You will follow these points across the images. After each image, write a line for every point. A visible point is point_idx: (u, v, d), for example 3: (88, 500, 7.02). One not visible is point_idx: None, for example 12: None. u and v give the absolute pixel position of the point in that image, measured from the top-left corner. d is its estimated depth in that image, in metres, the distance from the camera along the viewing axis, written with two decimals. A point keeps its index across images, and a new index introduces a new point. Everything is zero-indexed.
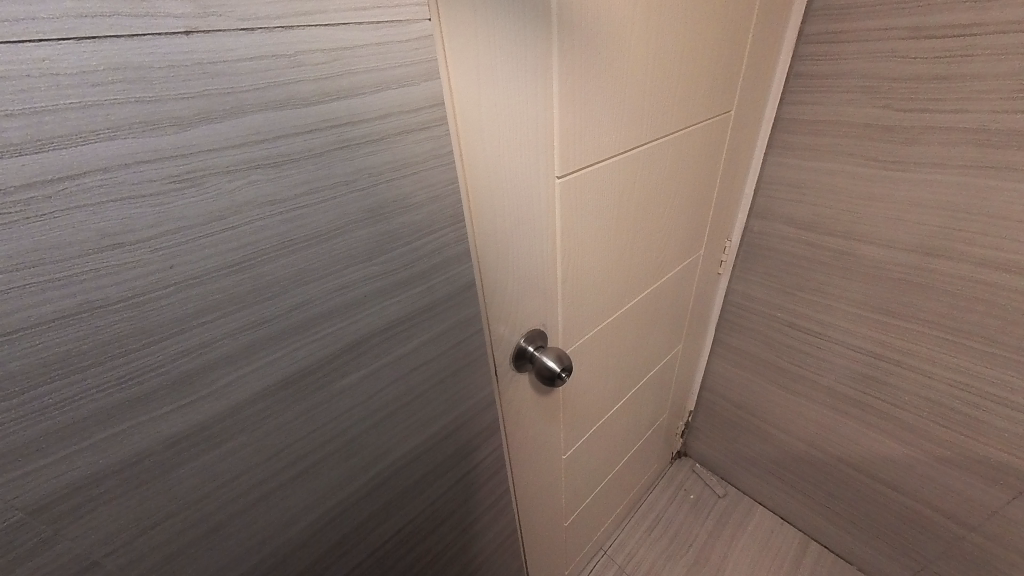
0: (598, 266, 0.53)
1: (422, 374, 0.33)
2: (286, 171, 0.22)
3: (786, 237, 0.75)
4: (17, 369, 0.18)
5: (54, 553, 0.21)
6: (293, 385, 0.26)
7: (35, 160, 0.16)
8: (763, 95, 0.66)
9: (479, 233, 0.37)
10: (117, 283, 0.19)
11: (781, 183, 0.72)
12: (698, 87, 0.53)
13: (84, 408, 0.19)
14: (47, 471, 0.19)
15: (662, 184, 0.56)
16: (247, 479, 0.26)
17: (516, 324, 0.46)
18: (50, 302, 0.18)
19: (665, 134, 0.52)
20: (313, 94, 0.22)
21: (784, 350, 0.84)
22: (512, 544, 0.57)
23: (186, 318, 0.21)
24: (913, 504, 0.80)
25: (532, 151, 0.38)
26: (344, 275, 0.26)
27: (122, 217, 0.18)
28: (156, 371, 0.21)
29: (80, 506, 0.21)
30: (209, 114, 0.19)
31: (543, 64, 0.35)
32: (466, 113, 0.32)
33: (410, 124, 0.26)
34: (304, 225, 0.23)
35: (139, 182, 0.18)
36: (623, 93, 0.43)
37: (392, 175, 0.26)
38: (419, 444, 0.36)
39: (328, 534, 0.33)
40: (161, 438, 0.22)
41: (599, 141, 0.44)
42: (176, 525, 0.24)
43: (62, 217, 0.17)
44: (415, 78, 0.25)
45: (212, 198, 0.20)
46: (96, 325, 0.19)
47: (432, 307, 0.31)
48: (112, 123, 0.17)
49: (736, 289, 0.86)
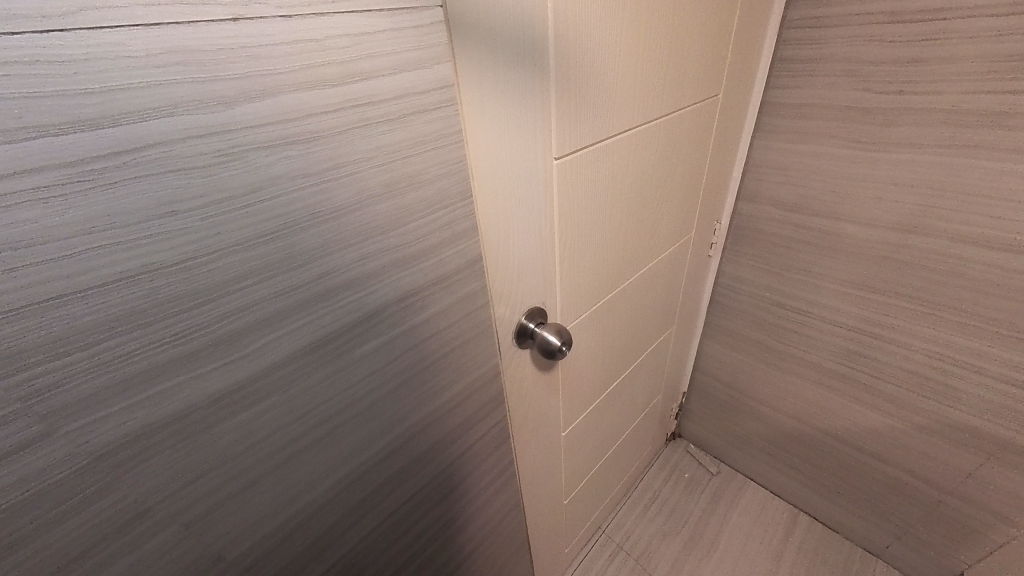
0: (594, 248, 0.55)
1: (434, 343, 0.36)
2: (315, 148, 0.24)
3: (772, 218, 0.78)
4: (89, 324, 0.20)
5: (114, 498, 0.23)
6: (319, 348, 0.28)
7: (106, 134, 0.18)
8: (749, 80, 0.68)
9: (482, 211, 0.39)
10: (171, 248, 0.21)
11: (767, 166, 0.75)
12: (687, 73, 0.55)
13: (142, 361, 0.22)
14: (111, 420, 0.21)
15: (654, 167, 0.58)
16: (279, 437, 0.29)
17: (518, 301, 0.48)
18: (116, 264, 0.20)
19: (657, 118, 0.54)
20: (338, 76, 0.24)
21: (772, 328, 0.88)
22: (516, 515, 0.60)
23: (229, 283, 0.23)
24: (894, 471, 0.85)
25: (532, 133, 0.40)
26: (365, 246, 0.28)
27: (176, 187, 0.20)
28: (203, 331, 0.23)
29: (137, 455, 0.23)
30: (250, 93, 0.21)
31: (543, 50, 0.38)
32: (471, 96, 0.34)
33: (423, 105, 0.28)
34: (330, 199, 0.26)
35: (191, 155, 0.20)
36: (617, 76, 0.46)
37: (406, 152, 0.28)
38: (431, 412, 0.39)
39: (349, 496, 0.35)
40: (206, 394, 0.24)
41: (595, 125, 0.46)
42: (218, 477, 0.26)
43: (126, 186, 0.19)
44: (427, 62, 0.27)
45: (252, 171, 0.22)
46: (153, 286, 0.21)
47: (443, 279, 0.34)
48: (169, 102, 0.19)
49: (725, 270, 0.89)
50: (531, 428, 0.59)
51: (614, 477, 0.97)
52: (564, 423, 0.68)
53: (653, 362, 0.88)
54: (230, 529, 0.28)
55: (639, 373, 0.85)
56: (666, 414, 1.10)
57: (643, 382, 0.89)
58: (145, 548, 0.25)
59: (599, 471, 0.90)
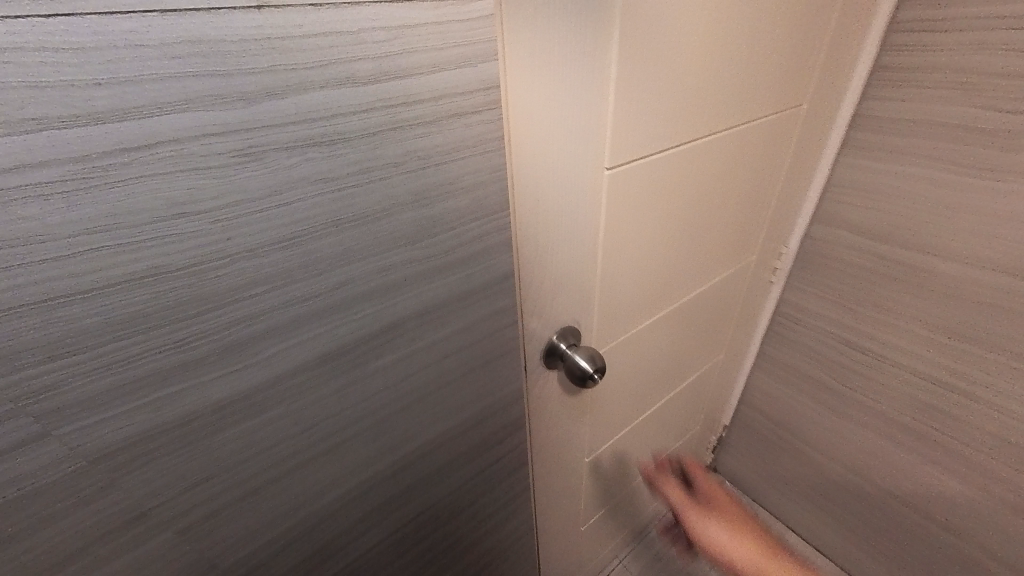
0: (639, 267, 0.51)
1: (454, 361, 0.33)
2: (341, 150, 0.22)
3: (850, 247, 0.69)
4: (90, 327, 0.19)
5: (112, 498, 0.22)
6: (331, 361, 0.27)
7: (116, 129, 0.17)
8: (840, 89, 0.60)
9: (520, 223, 0.36)
10: (180, 251, 0.20)
11: (851, 187, 0.66)
12: (768, 79, 0.49)
13: (145, 366, 0.21)
14: (110, 423, 0.21)
15: (717, 182, 0.53)
16: (284, 448, 0.27)
17: (550, 317, 0.45)
18: (121, 265, 0.19)
19: (727, 127, 0.48)
20: (373, 72, 0.21)
21: (836, 368, 0.78)
22: (529, 537, 0.57)
23: (240, 289, 0.22)
24: (971, 550, 0.73)
25: (582, 140, 0.36)
26: (387, 257, 0.26)
27: (188, 187, 0.19)
28: (210, 338, 0.22)
29: (136, 458, 0.22)
30: (273, 89, 0.19)
31: (603, 49, 0.34)
32: (519, 97, 0.31)
33: (463, 107, 0.25)
34: (354, 205, 0.24)
35: (206, 154, 0.19)
36: (685, 80, 0.41)
37: (440, 158, 0.25)
38: (446, 430, 0.36)
39: (352, 510, 0.34)
40: (209, 402, 0.23)
41: (654, 134, 0.41)
42: (218, 484, 0.26)
43: (136, 184, 0.18)
44: (472, 59, 0.24)
45: (271, 173, 0.20)
46: (159, 289, 0.20)
47: (470, 294, 0.31)
48: (185, 95, 0.17)
49: (787, 299, 0.80)
50: (551, 449, 0.56)
51: (638, 504, 0.92)
52: (589, 446, 0.64)
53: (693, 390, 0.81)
54: (227, 534, 0.28)
55: (676, 401, 0.79)
56: (703, 444, 1.02)
57: (680, 410, 0.83)
58: (143, 547, 0.25)
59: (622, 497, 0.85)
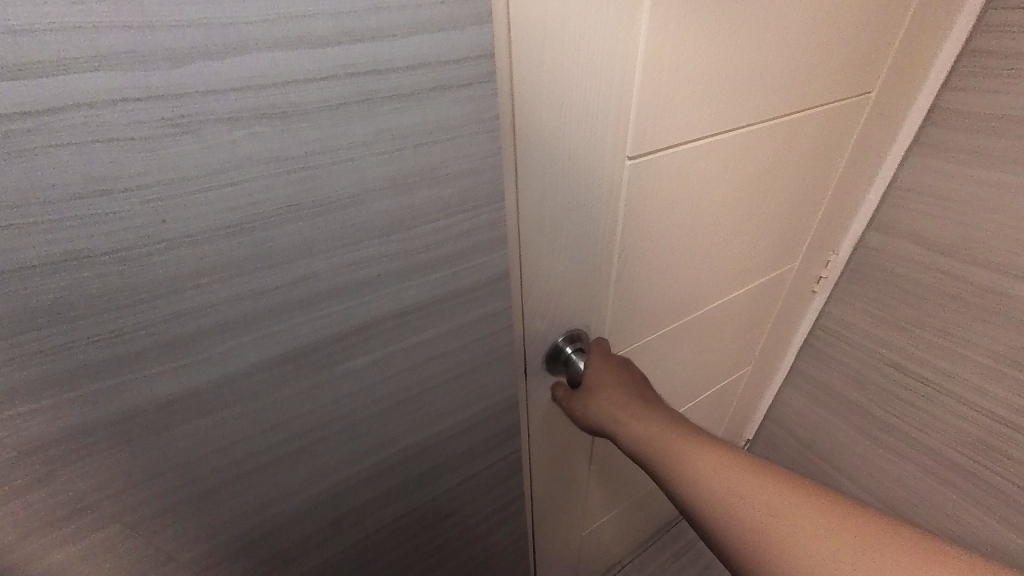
0: (660, 271, 0.46)
1: (438, 366, 0.30)
2: (296, 124, 0.19)
3: (911, 260, 0.61)
4: (6, 313, 0.17)
5: (51, 491, 0.21)
6: (293, 361, 0.24)
7: (15, 88, 0.14)
8: (918, 76, 0.52)
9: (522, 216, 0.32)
10: (105, 235, 0.17)
11: (920, 191, 0.58)
12: (829, 62, 0.42)
13: (75, 358, 0.19)
14: (40, 415, 0.19)
15: (760, 179, 0.47)
16: (242, 448, 0.25)
17: (556, 321, 0.41)
18: (36, 247, 0.16)
19: (776, 117, 0.42)
20: (334, 32, 0.18)
21: (880, 393, 0.71)
22: (522, 546, 0.54)
23: (180, 279, 0.19)
24: None
25: (598, 125, 0.32)
26: (355, 250, 0.23)
27: (109, 162, 0.16)
28: (148, 331, 0.20)
29: (74, 453, 0.21)
30: (207, 48, 0.16)
31: (628, 19, 0.29)
32: (524, 72, 0.27)
33: (449, 79, 0.21)
34: (314, 190, 0.20)
35: (128, 124, 0.16)
36: (729, 60, 0.35)
37: (420, 139, 0.22)
38: (428, 436, 0.34)
39: (323, 513, 0.32)
40: (152, 398, 0.21)
41: (687, 122, 0.36)
42: (169, 482, 0.24)
43: (45, 155, 0.15)
44: (460, 22, 0.20)
45: (210, 150, 0.18)
46: (84, 276, 0.17)
47: (456, 295, 0.28)
48: (96, 52, 0.15)
49: (830, 312, 0.72)
50: (552, 457, 0.53)
51: (646, 514, 0.88)
52: (594, 455, 0.60)
53: (715, 403, 0.76)
54: (184, 531, 0.26)
55: (697, 414, 0.73)
56: None
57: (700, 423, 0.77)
58: (93, 537, 0.24)
59: (629, 507, 0.81)
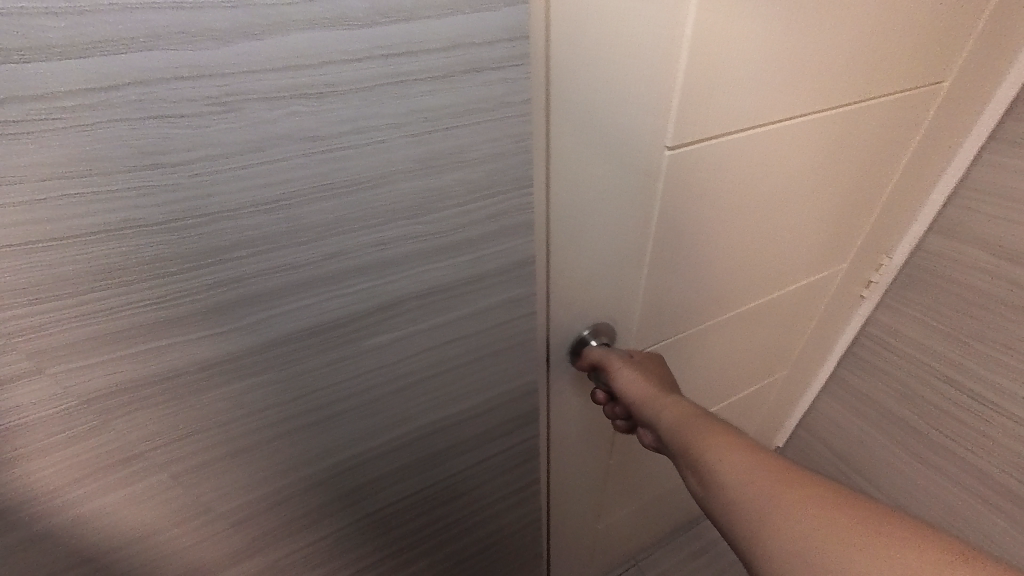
0: (693, 268, 0.44)
1: (459, 348, 0.31)
2: (330, 104, 0.19)
3: (976, 267, 0.56)
4: (68, 275, 0.18)
5: (106, 438, 0.23)
6: (322, 334, 0.25)
7: (76, 65, 0.15)
8: (1001, 64, 0.47)
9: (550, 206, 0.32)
10: (154, 205, 0.18)
11: (993, 192, 0.53)
12: (897, 48, 0.39)
13: (127, 319, 0.20)
14: (97, 369, 0.21)
15: (810, 175, 0.44)
16: (273, 413, 0.27)
17: (581, 312, 0.40)
18: (95, 216, 0.18)
19: (832, 107, 0.39)
20: (369, 13, 0.18)
21: (927, 408, 0.66)
22: (534, 531, 0.55)
23: (221, 251, 0.20)
24: None
25: (635, 113, 0.31)
26: (382, 230, 0.23)
27: (160, 136, 0.17)
28: (191, 297, 0.21)
29: (124, 405, 0.23)
30: (250, 28, 0.17)
31: (674, 1, 0.28)
32: (558, 58, 0.27)
33: (481, 61, 0.21)
34: (346, 169, 0.21)
35: (176, 100, 0.17)
36: (785, 45, 0.33)
37: (451, 121, 0.22)
38: (447, 416, 0.35)
39: (345, 480, 0.34)
40: (195, 360, 0.23)
41: (732, 111, 0.34)
42: (208, 438, 0.26)
43: (103, 129, 0.16)
44: (494, 1, 0.20)
45: (251, 127, 0.18)
46: (136, 243, 0.19)
47: (479, 279, 0.28)
48: (149, 30, 0.15)
49: (878, 319, 0.68)
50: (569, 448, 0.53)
51: (663, 513, 0.87)
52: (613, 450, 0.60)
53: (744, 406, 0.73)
54: (221, 485, 0.28)
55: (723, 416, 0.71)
56: None
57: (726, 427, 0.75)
58: (138, 485, 0.26)
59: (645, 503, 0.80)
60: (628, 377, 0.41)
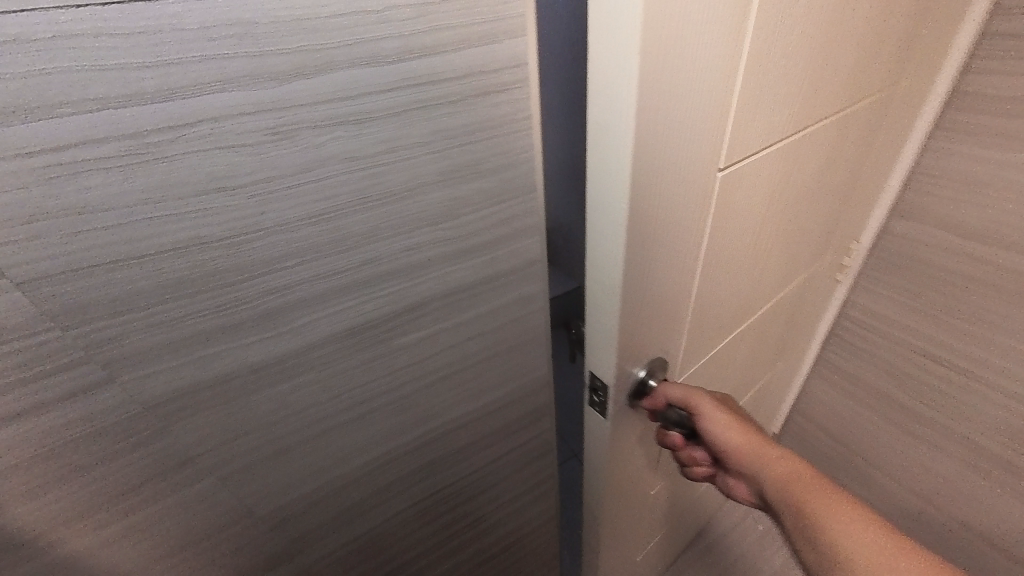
0: (732, 281, 0.45)
1: (478, 343, 0.34)
2: (367, 129, 0.22)
3: (936, 246, 0.61)
4: (139, 289, 0.21)
5: (163, 444, 0.25)
6: (357, 335, 0.28)
7: (163, 107, 0.18)
8: (937, 62, 0.52)
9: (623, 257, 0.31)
10: (219, 223, 0.21)
11: (944, 177, 0.58)
12: (869, 59, 0.42)
13: (189, 327, 0.23)
14: (160, 376, 0.23)
15: (810, 181, 0.47)
16: (313, 413, 0.29)
17: (643, 347, 0.39)
18: (169, 235, 0.20)
19: (826, 117, 0.42)
20: (399, 51, 0.21)
21: (909, 382, 0.70)
22: (550, 528, 0.57)
23: (273, 261, 0.23)
24: None
25: (696, 155, 0.31)
26: (410, 236, 0.26)
27: (228, 163, 0.20)
28: (245, 305, 0.23)
29: (183, 409, 0.24)
30: (303, 70, 0.20)
31: (732, 48, 0.29)
32: (642, 117, 0.26)
33: (491, 85, 0.25)
34: (380, 184, 0.24)
35: (242, 132, 0.20)
36: (799, 72, 0.35)
37: (467, 137, 0.25)
38: (468, 412, 0.37)
39: (375, 479, 0.36)
40: (245, 363, 0.25)
41: (763, 133, 0.36)
42: (255, 440, 0.28)
43: (181, 160, 0.19)
44: (501, 35, 0.24)
45: (302, 152, 0.21)
46: (201, 258, 0.21)
47: (494, 278, 0.31)
48: (223, 76, 0.18)
49: (855, 302, 0.72)
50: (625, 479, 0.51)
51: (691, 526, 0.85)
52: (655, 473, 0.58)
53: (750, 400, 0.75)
54: (264, 486, 0.30)
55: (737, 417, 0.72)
56: None
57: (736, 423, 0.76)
58: (187, 491, 0.27)
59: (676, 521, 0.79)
60: (718, 424, 0.42)
